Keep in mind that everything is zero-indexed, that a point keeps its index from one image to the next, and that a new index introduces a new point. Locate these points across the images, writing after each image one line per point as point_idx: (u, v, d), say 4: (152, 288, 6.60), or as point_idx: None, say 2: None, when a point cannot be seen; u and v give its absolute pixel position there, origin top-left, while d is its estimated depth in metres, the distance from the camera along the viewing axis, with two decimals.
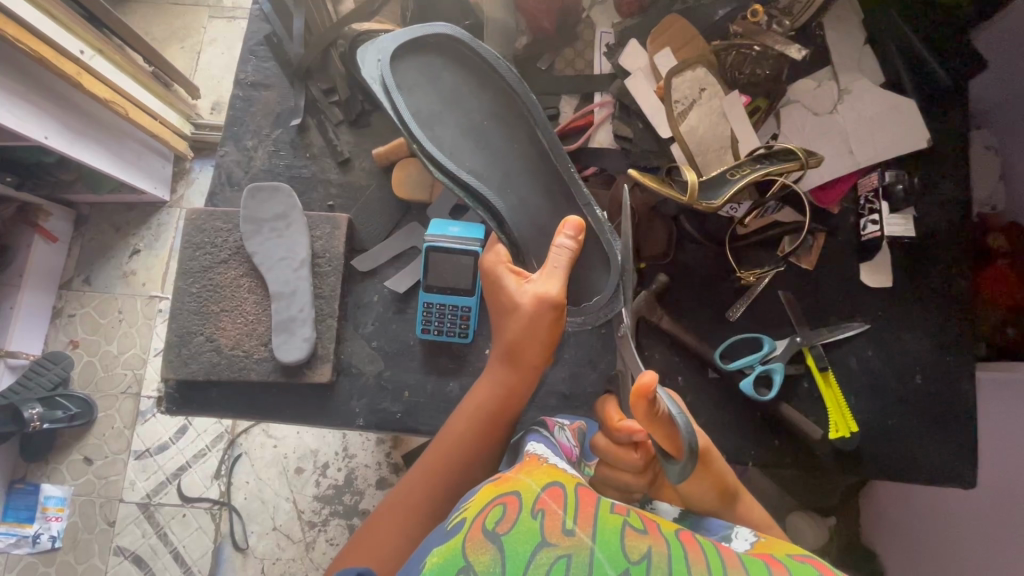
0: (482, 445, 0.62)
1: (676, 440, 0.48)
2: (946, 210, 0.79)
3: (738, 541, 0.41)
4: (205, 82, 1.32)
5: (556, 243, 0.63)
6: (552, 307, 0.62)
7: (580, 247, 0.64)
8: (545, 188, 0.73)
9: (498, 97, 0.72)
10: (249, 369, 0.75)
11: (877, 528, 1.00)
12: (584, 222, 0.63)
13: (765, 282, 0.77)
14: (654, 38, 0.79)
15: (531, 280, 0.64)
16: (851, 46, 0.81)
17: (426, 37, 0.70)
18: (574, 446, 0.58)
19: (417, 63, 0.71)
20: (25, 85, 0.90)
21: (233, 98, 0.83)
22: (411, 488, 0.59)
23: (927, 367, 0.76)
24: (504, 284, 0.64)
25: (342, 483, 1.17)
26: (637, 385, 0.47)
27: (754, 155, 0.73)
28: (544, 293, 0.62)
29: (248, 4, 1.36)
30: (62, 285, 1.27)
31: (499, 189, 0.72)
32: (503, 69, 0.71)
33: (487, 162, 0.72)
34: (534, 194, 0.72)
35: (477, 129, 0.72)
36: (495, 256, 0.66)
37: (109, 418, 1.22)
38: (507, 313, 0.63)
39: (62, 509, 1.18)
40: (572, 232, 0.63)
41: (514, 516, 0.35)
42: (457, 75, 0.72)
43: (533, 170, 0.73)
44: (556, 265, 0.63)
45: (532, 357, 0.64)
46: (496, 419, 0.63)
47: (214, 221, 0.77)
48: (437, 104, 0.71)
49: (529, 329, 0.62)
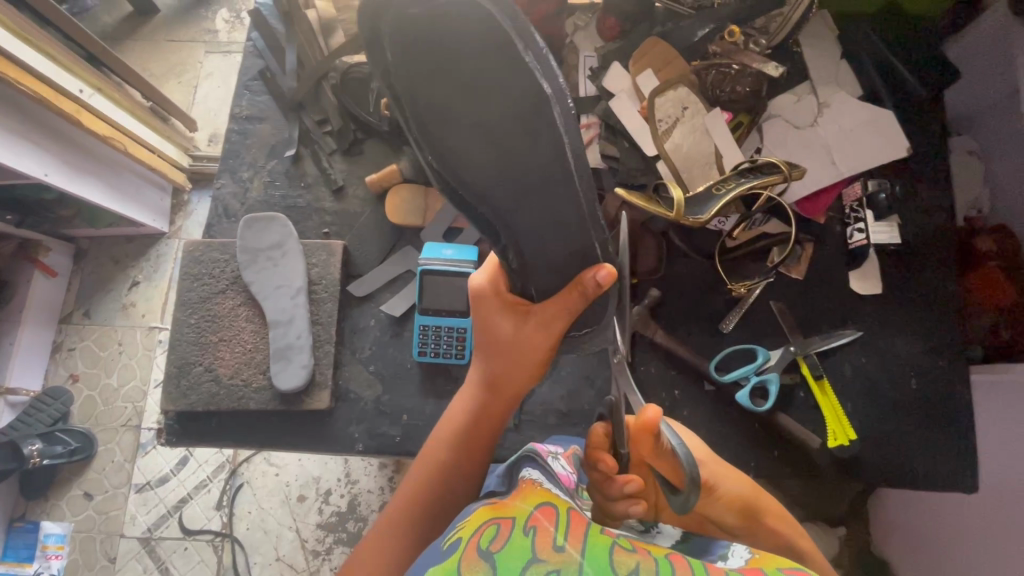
0: (465, 465, 0.62)
1: (678, 468, 0.51)
2: (930, 216, 0.80)
3: (733, 557, 0.41)
4: (202, 115, 1.35)
5: (576, 286, 0.52)
6: (549, 344, 0.57)
7: (600, 298, 0.52)
8: (565, 185, 0.50)
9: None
10: (248, 399, 0.75)
11: (887, 537, 0.99)
12: (618, 274, 0.50)
13: (756, 294, 0.78)
14: (637, 60, 0.81)
15: (530, 313, 0.56)
16: (827, 61, 0.83)
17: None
18: (572, 474, 0.57)
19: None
20: (25, 125, 0.92)
21: (229, 132, 0.85)
22: (398, 508, 0.61)
23: (921, 372, 0.77)
24: (498, 316, 0.57)
25: (345, 510, 1.16)
26: (640, 422, 0.50)
27: (740, 169, 0.75)
28: (542, 335, 0.56)
29: (243, 38, 1.40)
30: (62, 320, 1.27)
31: (514, 206, 0.57)
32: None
33: None
34: (549, 197, 0.50)
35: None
36: (488, 283, 0.56)
37: (109, 452, 1.21)
38: (496, 347, 0.59)
39: (62, 547, 1.17)
40: (603, 281, 0.50)
41: (506, 535, 0.36)
42: None
43: (555, 157, 0.51)
44: (564, 309, 0.53)
45: (516, 386, 0.61)
46: (473, 444, 0.63)
47: (213, 252, 0.78)
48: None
49: (519, 361, 0.59)
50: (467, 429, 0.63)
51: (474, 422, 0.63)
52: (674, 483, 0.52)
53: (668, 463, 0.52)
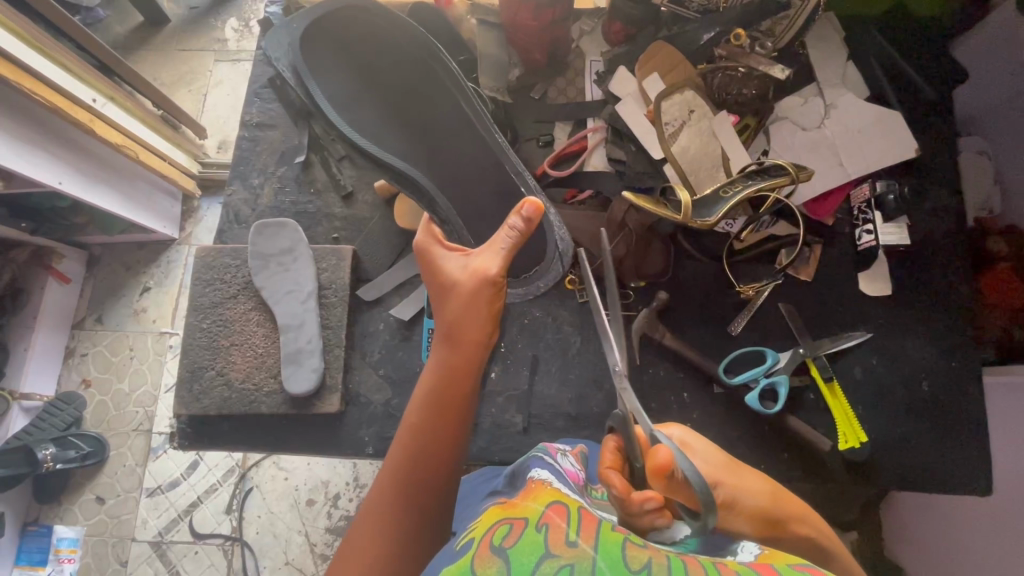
0: (445, 430, 0.57)
1: (692, 496, 0.43)
2: (940, 217, 0.80)
3: (743, 552, 0.40)
4: (212, 123, 1.37)
5: (510, 223, 0.63)
6: (492, 284, 0.63)
7: (533, 232, 0.63)
8: (469, 156, 0.81)
9: (416, 71, 0.81)
10: (259, 403, 0.76)
11: (900, 541, 0.98)
12: (544, 206, 0.61)
13: (765, 295, 0.78)
14: (643, 63, 0.81)
15: (473, 256, 0.65)
16: (833, 63, 0.83)
17: (341, 13, 0.77)
18: (579, 471, 0.57)
19: (337, 47, 0.79)
20: (40, 134, 0.94)
21: (239, 139, 0.87)
22: (377, 496, 0.54)
23: (933, 374, 0.76)
24: (443, 261, 0.65)
25: (354, 514, 1.16)
26: (654, 463, 0.42)
27: (747, 171, 0.75)
28: (481, 270, 0.62)
29: (252, 46, 1.42)
30: (75, 325, 1.29)
31: (427, 163, 0.81)
32: (415, 38, 0.78)
33: (408, 140, 0.81)
34: (460, 164, 0.81)
35: (400, 108, 0.81)
36: (431, 234, 0.67)
37: (121, 456, 1.23)
38: (445, 289, 0.64)
39: (74, 551, 1.18)
40: (528, 214, 0.62)
41: (519, 533, 0.36)
42: (374, 52, 0.80)
43: (458, 137, 0.81)
44: (502, 243, 0.63)
45: (475, 334, 0.62)
46: (447, 403, 0.58)
47: (224, 257, 0.79)
48: (356, 86, 0.79)
49: (469, 306, 0.62)
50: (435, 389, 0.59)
51: (442, 378, 0.60)
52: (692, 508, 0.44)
53: (684, 492, 0.44)
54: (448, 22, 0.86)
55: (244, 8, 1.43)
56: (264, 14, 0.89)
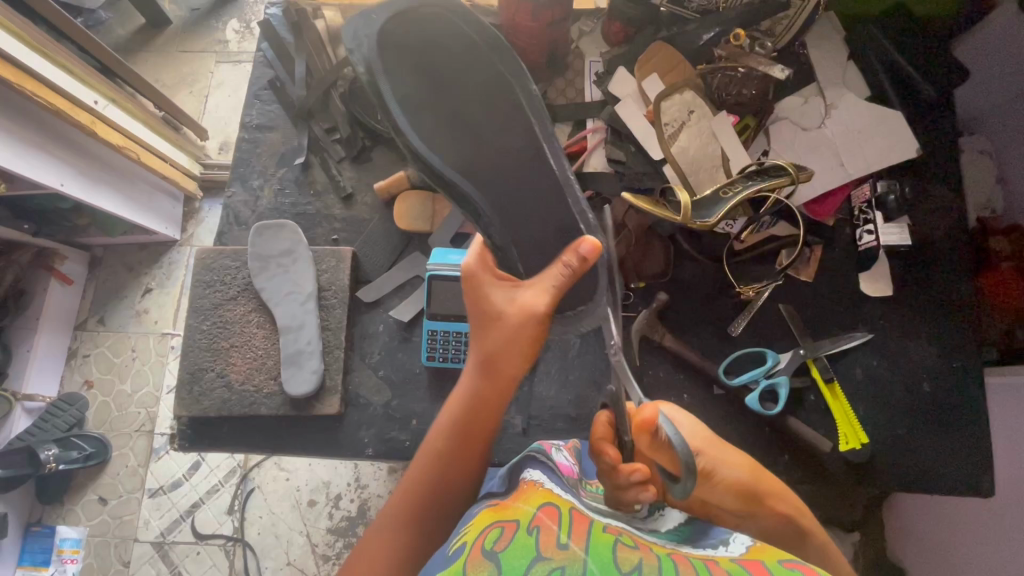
0: (461, 465, 0.59)
1: (675, 458, 0.49)
2: (940, 217, 0.80)
3: (734, 544, 0.41)
4: (213, 124, 1.38)
5: (563, 259, 0.60)
6: (539, 320, 0.59)
7: (587, 272, 0.60)
8: (535, 180, 0.69)
9: (493, 77, 0.69)
10: (259, 404, 0.76)
11: (902, 542, 0.98)
12: (602, 247, 0.59)
13: (765, 296, 0.78)
14: (642, 64, 0.81)
15: (519, 288, 0.61)
16: (833, 62, 0.83)
17: (421, 13, 0.68)
18: (573, 466, 0.59)
19: (409, 45, 0.68)
20: (42, 136, 0.94)
21: (239, 141, 0.87)
22: (391, 516, 0.56)
23: (934, 375, 0.76)
24: (487, 291, 0.61)
25: (355, 515, 1.17)
26: (639, 419, 0.52)
27: (747, 172, 0.75)
28: (529, 305, 0.59)
29: (253, 48, 1.42)
30: (77, 327, 1.30)
31: (487, 181, 0.68)
32: (496, 44, 0.68)
33: (472, 153, 0.68)
34: (523, 186, 0.68)
35: (466, 116, 0.69)
36: (479, 260, 0.61)
37: (123, 456, 1.23)
38: (488, 320, 0.60)
39: (77, 551, 1.19)
40: (585, 253, 0.59)
41: (510, 536, 0.37)
42: (454, 53, 0.69)
43: (528, 166, 0.68)
44: (551, 280, 0.60)
45: (512, 368, 0.60)
46: (472, 430, 0.60)
47: (224, 259, 0.79)
48: (425, 88, 0.68)
49: (510, 341, 0.59)
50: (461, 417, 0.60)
51: (467, 408, 0.60)
52: (675, 473, 0.49)
53: (666, 455, 0.50)
54: None
55: (244, 10, 1.43)
56: (263, 16, 0.89)
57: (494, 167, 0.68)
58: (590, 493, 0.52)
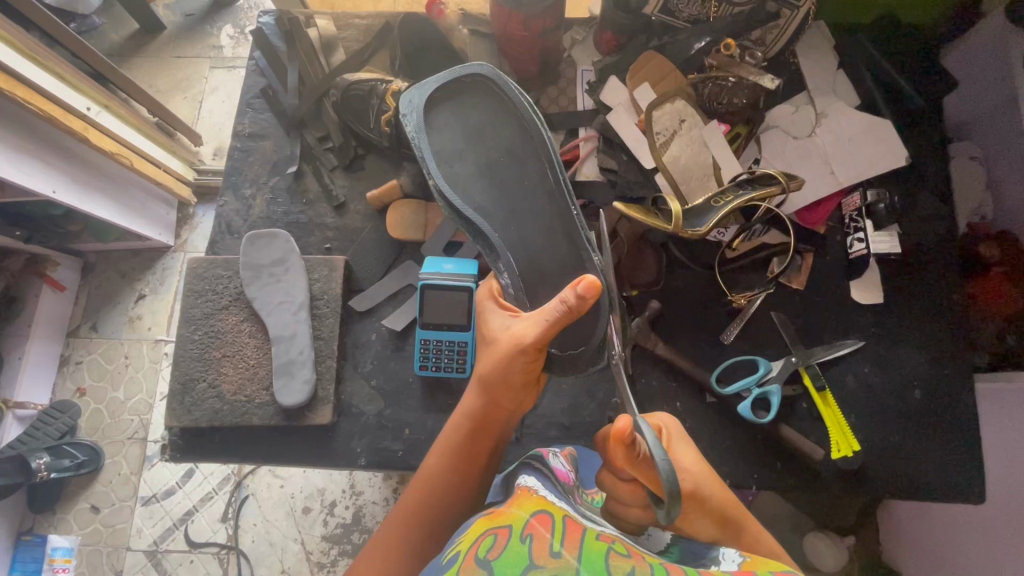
0: (459, 485, 0.61)
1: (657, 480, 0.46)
2: (930, 225, 0.80)
3: (726, 561, 0.41)
4: (207, 130, 1.38)
5: (559, 295, 0.55)
6: (528, 352, 0.57)
7: (584, 310, 0.55)
8: (549, 228, 0.68)
9: (520, 137, 0.69)
10: (252, 414, 0.75)
11: (896, 547, 0.98)
12: (602, 286, 0.53)
13: (757, 304, 0.78)
14: (632, 74, 0.82)
15: (517, 320, 0.61)
16: (824, 72, 0.84)
17: (462, 76, 0.69)
18: (569, 472, 0.60)
19: (448, 105, 0.69)
20: (34, 143, 0.94)
21: (232, 150, 0.87)
22: (391, 529, 0.59)
23: (924, 381, 0.76)
24: (489, 318, 0.64)
25: (350, 522, 1.16)
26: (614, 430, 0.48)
27: (738, 181, 0.75)
28: (519, 336, 0.58)
29: (246, 53, 1.42)
30: (69, 334, 1.29)
31: (503, 229, 0.67)
32: (528, 107, 0.68)
33: (498, 201, 0.68)
34: (535, 234, 0.68)
35: (494, 168, 0.69)
36: (488, 290, 0.67)
37: (116, 464, 1.22)
38: (487, 344, 0.62)
39: (69, 560, 1.17)
40: (583, 292, 0.54)
41: (503, 544, 0.37)
42: (488, 112, 0.69)
43: (547, 215, 0.68)
44: (546, 314, 0.57)
45: (502, 395, 0.61)
46: (474, 450, 0.62)
47: (216, 268, 0.79)
48: (460, 141, 0.69)
49: (498, 367, 0.59)
50: (462, 441, 0.62)
51: (468, 435, 0.62)
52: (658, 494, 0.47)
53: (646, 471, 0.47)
54: (440, 33, 0.87)
55: (239, 15, 1.43)
56: (256, 24, 0.89)
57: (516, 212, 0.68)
58: (584, 502, 0.55)
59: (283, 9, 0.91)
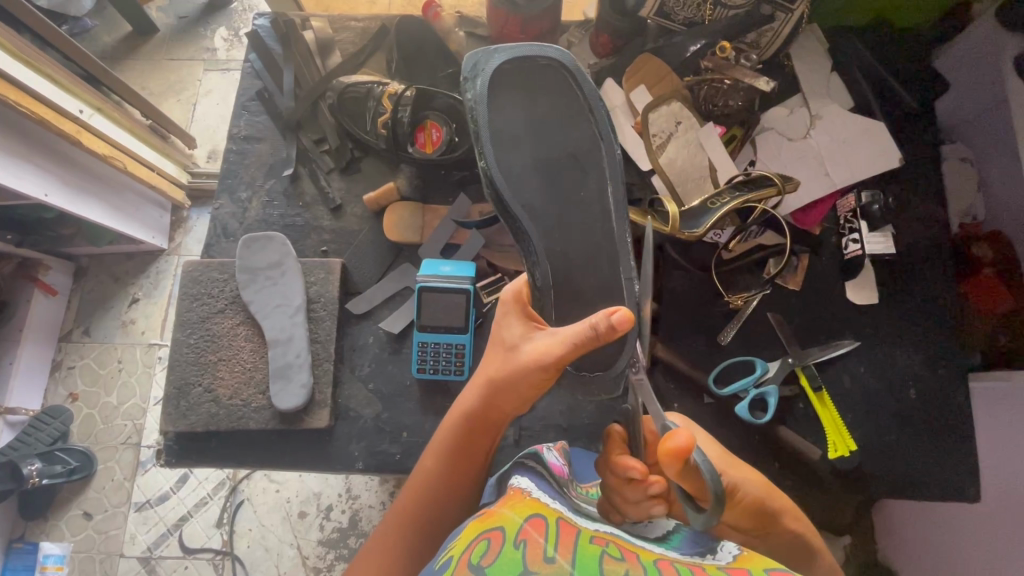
0: (455, 483, 0.61)
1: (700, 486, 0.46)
2: (923, 225, 0.81)
3: (722, 552, 0.41)
4: (201, 132, 1.37)
5: (589, 320, 0.52)
6: (549, 368, 0.56)
7: (613, 339, 0.52)
8: (591, 238, 0.66)
9: (581, 139, 0.67)
10: (248, 419, 0.75)
11: (892, 547, 0.99)
12: (637, 320, 0.49)
13: (754, 305, 0.79)
14: (629, 77, 0.82)
15: (542, 334, 0.58)
16: (819, 74, 0.84)
17: (541, 64, 0.67)
18: (564, 466, 0.60)
19: (518, 88, 0.67)
20: (26, 146, 0.93)
21: (227, 152, 0.86)
22: (387, 529, 0.59)
23: (919, 381, 0.77)
24: (510, 326, 0.61)
25: (347, 526, 1.16)
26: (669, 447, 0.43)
27: (734, 182, 0.75)
28: (542, 351, 0.56)
29: (241, 56, 1.41)
30: (62, 338, 1.27)
31: (547, 232, 0.66)
32: (600, 113, 0.67)
33: (547, 200, 0.66)
34: (576, 242, 0.66)
35: (550, 163, 0.67)
36: (514, 295, 0.61)
37: (109, 470, 1.21)
38: (505, 350, 0.60)
39: (61, 568, 1.15)
40: (615, 321, 0.50)
41: (496, 549, 0.37)
42: (556, 104, 0.67)
43: (593, 225, 0.67)
44: (571, 332, 0.54)
45: (510, 403, 0.60)
46: (469, 451, 0.62)
47: (212, 272, 0.79)
48: (522, 130, 0.67)
49: (514, 376, 0.58)
50: (459, 440, 0.62)
51: (463, 436, 0.62)
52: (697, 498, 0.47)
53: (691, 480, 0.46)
54: (438, 37, 0.87)
55: (233, 18, 1.43)
56: (252, 27, 0.89)
57: (563, 216, 0.66)
58: (579, 495, 0.55)
59: (278, 11, 0.91)
